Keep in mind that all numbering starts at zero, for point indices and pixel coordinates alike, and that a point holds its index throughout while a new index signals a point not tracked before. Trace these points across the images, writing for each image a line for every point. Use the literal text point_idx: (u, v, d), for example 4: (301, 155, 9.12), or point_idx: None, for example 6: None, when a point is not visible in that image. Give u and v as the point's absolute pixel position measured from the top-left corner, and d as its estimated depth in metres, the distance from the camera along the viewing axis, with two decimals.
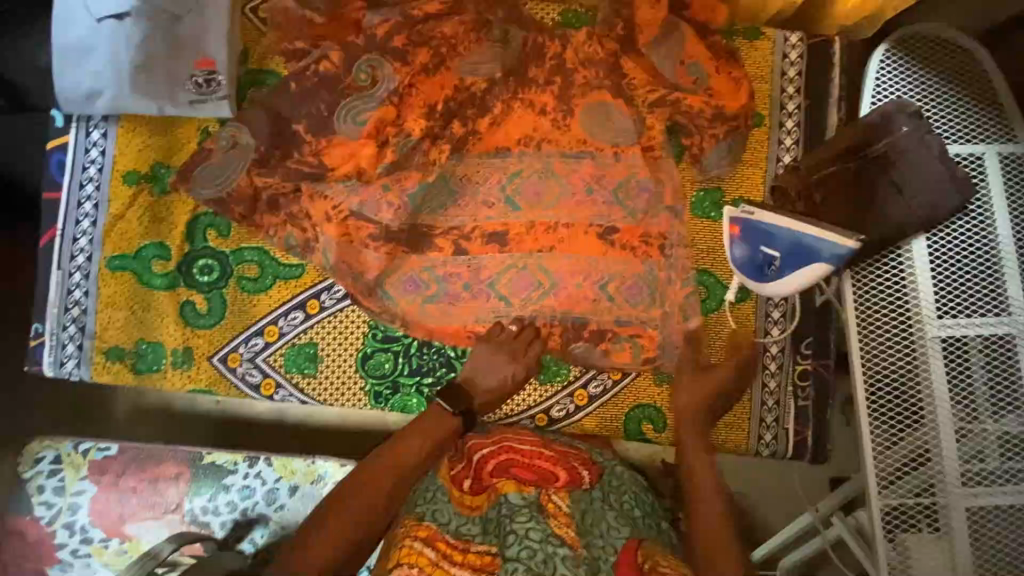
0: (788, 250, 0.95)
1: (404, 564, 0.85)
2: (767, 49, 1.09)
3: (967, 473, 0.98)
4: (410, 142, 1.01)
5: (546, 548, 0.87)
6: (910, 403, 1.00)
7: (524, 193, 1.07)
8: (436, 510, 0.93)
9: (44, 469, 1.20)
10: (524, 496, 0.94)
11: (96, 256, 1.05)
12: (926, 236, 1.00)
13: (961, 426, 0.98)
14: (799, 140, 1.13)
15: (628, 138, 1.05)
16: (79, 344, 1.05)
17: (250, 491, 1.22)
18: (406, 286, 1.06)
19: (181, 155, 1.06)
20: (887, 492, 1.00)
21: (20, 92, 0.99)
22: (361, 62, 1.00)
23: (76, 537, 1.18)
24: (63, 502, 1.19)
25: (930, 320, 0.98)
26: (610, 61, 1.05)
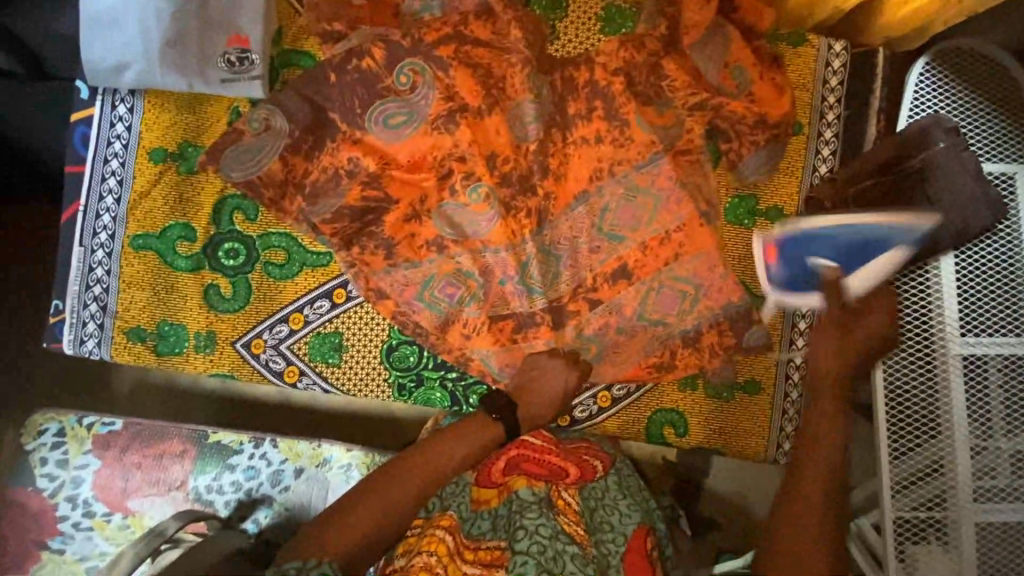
0: (849, 249, 0.91)
1: (426, 552, 0.88)
2: (810, 56, 1.07)
3: (980, 489, 0.99)
4: (481, 188, 1.02)
5: (555, 545, 0.89)
6: (927, 420, 1.02)
7: (626, 226, 1.06)
8: (458, 503, 0.97)
9: (47, 442, 1.19)
10: (535, 491, 0.95)
11: (119, 235, 1.03)
12: (955, 253, 1.00)
13: (976, 442, 0.99)
14: (837, 151, 1.10)
15: (665, 141, 1.04)
16: (101, 323, 1.03)
17: (256, 471, 1.22)
18: (442, 291, 1.04)
19: (210, 135, 1.03)
20: (898, 503, 1.03)
21: (37, 59, 0.97)
22: (403, 66, 0.99)
23: (78, 510, 1.18)
24: (67, 475, 1.19)
25: (953, 338, 0.99)
26: (650, 62, 1.03)
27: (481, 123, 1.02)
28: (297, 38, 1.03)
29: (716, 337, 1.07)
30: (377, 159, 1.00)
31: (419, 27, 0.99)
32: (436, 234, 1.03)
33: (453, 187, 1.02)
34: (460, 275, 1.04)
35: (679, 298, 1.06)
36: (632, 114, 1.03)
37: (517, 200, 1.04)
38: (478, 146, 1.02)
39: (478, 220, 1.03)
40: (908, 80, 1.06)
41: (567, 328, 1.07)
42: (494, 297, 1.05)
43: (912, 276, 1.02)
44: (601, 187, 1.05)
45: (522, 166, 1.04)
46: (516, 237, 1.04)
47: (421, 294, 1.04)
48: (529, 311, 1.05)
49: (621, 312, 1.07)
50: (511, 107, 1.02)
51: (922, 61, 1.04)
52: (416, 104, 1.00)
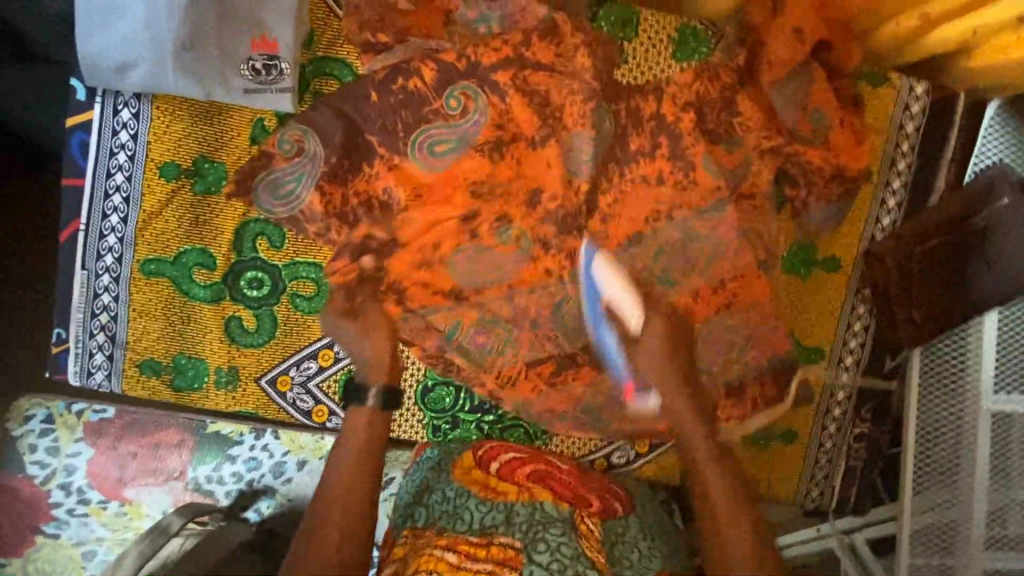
0: (600, 316, 0.95)
1: (422, 571, 0.79)
2: (889, 99, 1.00)
3: (991, 538, 1.00)
4: (511, 229, 0.95)
5: (575, 567, 0.82)
6: (949, 472, 1.01)
7: (679, 271, 0.98)
8: (443, 513, 0.89)
9: (35, 428, 1.13)
10: (560, 509, 0.89)
11: (127, 259, 0.92)
12: (998, 310, 0.98)
13: (993, 495, 1.00)
14: (902, 203, 1.04)
15: (732, 183, 0.96)
16: (109, 354, 0.94)
17: (258, 463, 1.17)
18: (483, 332, 0.98)
19: (230, 150, 0.92)
20: (914, 550, 1.02)
21: (23, 39, 0.85)
22: (454, 88, 0.90)
23: (73, 496, 1.12)
24: (58, 463, 1.13)
25: (986, 395, 0.98)
26: (723, 96, 0.94)
27: (532, 154, 0.93)
28: (332, 44, 0.92)
29: (760, 388, 1.05)
30: (408, 190, 0.92)
31: (476, 47, 0.90)
32: (452, 284, 0.96)
33: (500, 222, 0.95)
34: (486, 324, 0.98)
35: (727, 349, 1.02)
36: (699, 156, 0.94)
37: (563, 237, 0.96)
38: (536, 181, 0.94)
39: (506, 263, 0.96)
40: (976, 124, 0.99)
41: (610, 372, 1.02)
42: (536, 339, 0.99)
43: (954, 330, 1.00)
44: (657, 230, 0.97)
45: (571, 202, 0.95)
46: (548, 276, 0.97)
47: (450, 339, 0.98)
48: (573, 355, 1.01)
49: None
50: (569, 137, 0.93)
51: (993, 105, 0.98)
52: (465, 131, 0.91)
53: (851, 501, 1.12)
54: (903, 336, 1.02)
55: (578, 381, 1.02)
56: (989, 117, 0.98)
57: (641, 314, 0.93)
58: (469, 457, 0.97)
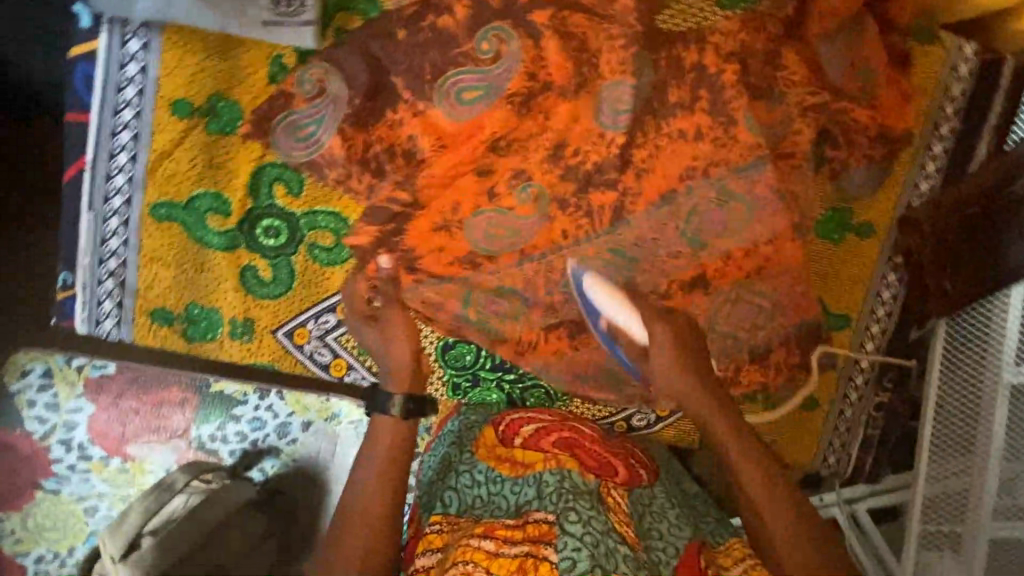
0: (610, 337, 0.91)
1: (460, 562, 0.76)
2: (937, 57, 0.96)
3: (1004, 513, 0.93)
4: (530, 187, 0.91)
5: (606, 541, 0.79)
6: (962, 441, 0.99)
7: (711, 233, 0.96)
8: (474, 498, 0.87)
9: (33, 384, 1.09)
10: (586, 480, 0.86)
11: (136, 201, 0.87)
12: None
13: (1012, 471, 0.92)
14: (942, 168, 1.01)
15: (772, 141, 0.92)
16: (118, 302, 0.90)
17: (262, 423, 1.14)
18: (507, 288, 0.96)
19: (245, 88, 0.86)
20: (924, 515, 1.02)
21: None
22: (486, 29, 0.85)
23: (73, 453, 1.11)
24: (58, 419, 1.10)
25: (1007, 365, 0.92)
26: (767, 48, 0.90)
27: (565, 106, 0.88)
28: None
29: (784, 353, 1.04)
30: (433, 139, 0.86)
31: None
32: (468, 249, 0.92)
33: (527, 174, 0.90)
34: (502, 293, 0.96)
35: (755, 314, 1.01)
36: (740, 111, 0.90)
37: (591, 190, 0.92)
38: (568, 135, 0.89)
39: (534, 222, 0.92)
40: None
41: None
42: (559, 298, 0.97)
43: (979, 302, 0.96)
44: (691, 188, 0.93)
45: (601, 158, 0.91)
46: (565, 238, 0.94)
47: (465, 312, 0.97)
48: None
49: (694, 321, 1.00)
50: (604, 88, 0.88)
51: None
52: (496, 77, 0.85)
53: (865, 468, 1.14)
54: (932, 306, 1.00)
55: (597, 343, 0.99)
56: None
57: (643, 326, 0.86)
58: (490, 434, 0.94)
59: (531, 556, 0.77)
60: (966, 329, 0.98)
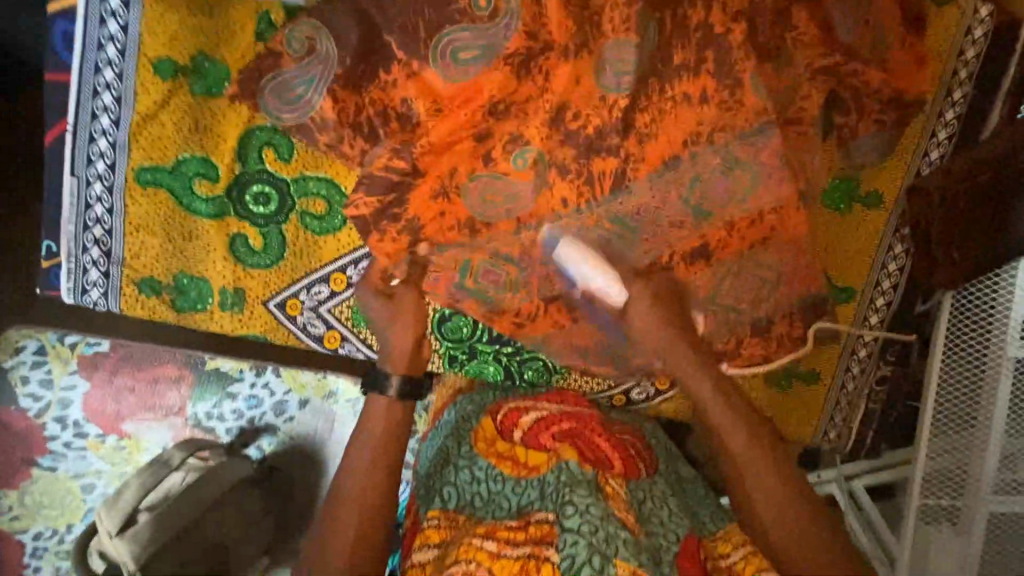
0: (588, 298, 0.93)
1: (462, 561, 0.76)
2: (952, 19, 0.94)
3: (1001, 481, 0.94)
4: (529, 153, 0.88)
5: (606, 526, 0.78)
6: (963, 414, 0.97)
7: (714, 202, 0.93)
8: (474, 496, 0.87)
9: (28, 360, 1.06)
10: (584, 469, 0.85)
11: (121, 166, 0.84)
12: None
13: (1010, 442, 0.93)
14: (954, 136, 0.98)
15: (780, 105, 0.89)
16: (105, 271, 0.88)
17: (259, 401, 1.13)
18: (504, 258, 0.93)
19: (232, 47, 0.83)
20: (924, 492, 1.00)
21: None
22: None
23: (68, 431, 1.09)
24: (53, 396, 1.08)
25: (1013, 339, 0.91)
26: (777, 7, 0.86)
27: (567, 69, 0.85)
28: None
29: (787, 327, 1.02)
30: (428, 103, 0.83)
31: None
32: (465, 216, 0.89)
33: (526, 138, 0.87)
34: (497, 263, 0.93)
35: (758, 286, 0.99)
36: (747, 73, 0.86)
37: (592, 156, 0.89)
38: (569, 98, 0.86)
39: (531, 190, 0.89)
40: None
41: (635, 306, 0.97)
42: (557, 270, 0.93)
43: (987, 277, 0.93)
44: (696, 155, 0.90)
45: (602, 122, 0.87)
46: (564, 207, 0.91)
47: (462, 281, 0.94)
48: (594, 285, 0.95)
49: (695, 294, 0.97)
50: (606, 48, 0.85)
51: None
52: (494, 36, 0.82)
53: (866, 443, 1.13)
54: (940, 277, 0.97)
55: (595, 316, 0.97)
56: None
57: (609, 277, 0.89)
58: (489, 426, 0.93)
59: (532, 557, 0.78)
60: (972, 306, 0.96)
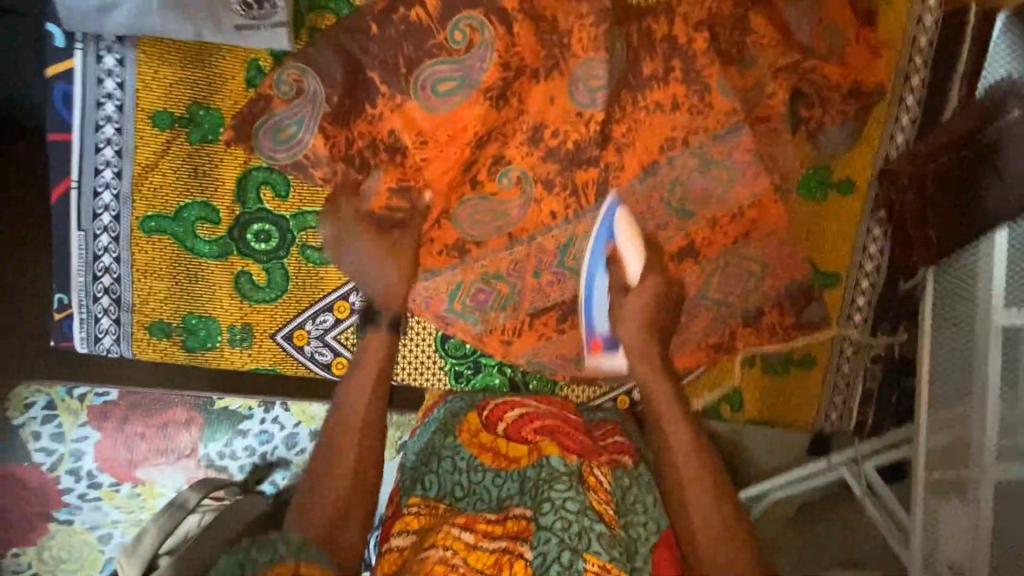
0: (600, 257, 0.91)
1: (437, 547, 0.75)
2: (901, 10, 1.01)
3: None
4: (513, 171, 0.93)
5: (581, 521, 0.76)
6: None
7: (695, 201, 0.97)
8: (455, 486, 0.87)
9: (38, 416, 1.09)
10: (566, 462, 0.84)
11: (125, 216, 0.88)
12: None
13: None
14: (917, 120, 1.03)
15: (746, 105, 0.95)
16: (116, 318, 0.91)
17: (269, 436, 1.14)
18: (500, 274, 0.97)
19: (225, 95, 0.87)
20: (931, 469, 1.00)
21: None
22: (458, 20, 0.85)
23: (83, 482, 1.11)
24: (65, 448, 1.10)
25: None
26: (735, 13, 0.91)
27: (543, 91, 0.90)
28: None
29: (777, 315, 1.06)
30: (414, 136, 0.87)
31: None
32: (456, 238, 0.94)
33: (512, 157, 0.92)
34: (490, 279, 0.97)
35: (746, 277, 1.03)
36: (713, 77, 0.92)
37: (575, 169, 0.94)
38: (547, 116, 0.91)
39: (520, 206, 0.94)
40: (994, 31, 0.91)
41: None
42: (553, 277, 0.98)
43: None
44: (673, 159, 0.95)
45: (580, 137, 0.92)
46: (553, 219, 0.95)
47: (451, 304, 0.98)
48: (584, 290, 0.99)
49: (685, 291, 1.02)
50: (577, 67, 0.90)
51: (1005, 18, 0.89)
52: (470, 67, 0.86)
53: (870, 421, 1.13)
54: (916, 256, 1.00)
55: None
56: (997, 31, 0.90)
57: (639, 267, 0.87)
58: (474, 419, 0.94)
59: (507, 551, 0.76)
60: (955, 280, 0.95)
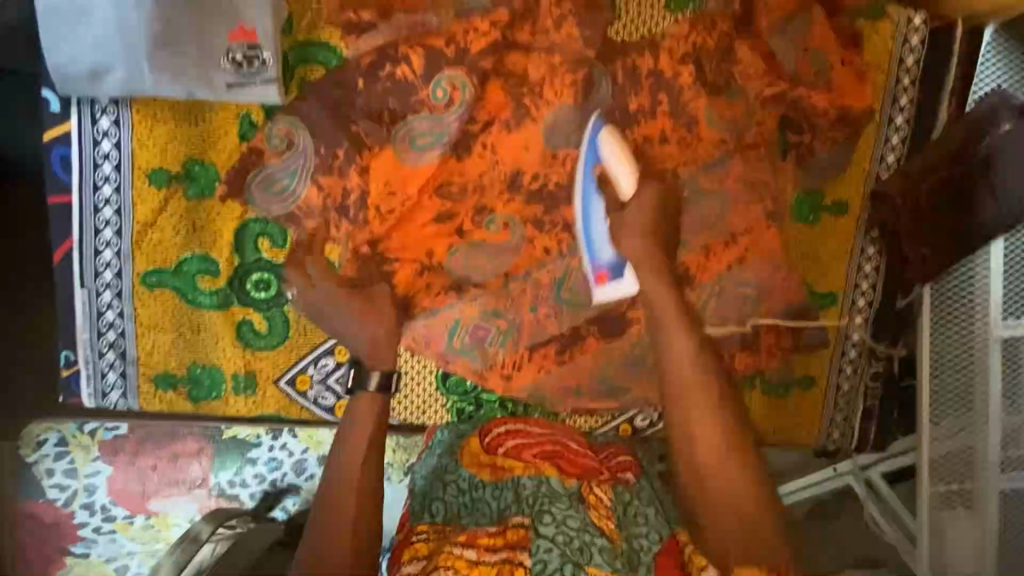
0: (593, 183, 0.89)
1: (441, 568, 0.77)
2: (888, 32, 0.98)
3: (1006, 458, 0.99)
4: (497, 218, 0.94)
5: (582, 536, 0.80)
6: (963, 399, 1.00)
7: (689, 230, 0.98)
8: (460, 505, 0.87)
9: (50, 453, 1.06)
10: (566, 484, 0.87)
11: (126, 272, 0.90)
12: (1005, 238, 0.95)
13: (1008, 419, 0.98)
14: (906, 138, 1.02)
15: (735, 135, 0.95)
16: (122, 372, 0.92)
17: (279, 463, 1.08)
18: (496, 312, 0.98)
19: (219, 150, 0.88)
20: (934, 480, 1.02)
21: None
22: (440, 78, 0.87)
23: (97, 516, 1.07)
24: (79, 483, 1.07)
25: (996, 322, 0.96)
26: (721, 45, 0.92)
27: (532, 134, 0.91)
28: (312, 29, 0.86)
29: (773, 337, 1.06)
30: (409, 184, 0.89)
31: (467, 30, 0.87)
32: (451, 280, 0.96)
33: (504, 197, 0.94)
34: (487, 317, 0.98)
35: (742, 302, 1.03)
36: (700, 110, 0.93)
37: (563, 206, 0.95)
38: (531, 157, 0.93)
39: (511, 247, 0.96)
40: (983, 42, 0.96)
41: (627, 336, 1.01)
42: (549, 311, 0.99)
43: (964, 264, 0.97)
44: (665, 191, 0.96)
45: (567, 176, 0.93)
46: (547, 255, 0.97)
47: (450, 342, 0.98)
48: (579, 322, 1.00)
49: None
50: (562, 109, 0.91)
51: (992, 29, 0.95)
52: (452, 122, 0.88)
53: (871, 438, 1.13)
54: (911, 275, 1.01)
55: (591, 353, 1.02)
56: (987, 41, 0.96)
57: (632, 178, 0.86)
58: (476, 444, 0.94)
59: (508, 561, 0.78)
60: (952, 296, 0.98)
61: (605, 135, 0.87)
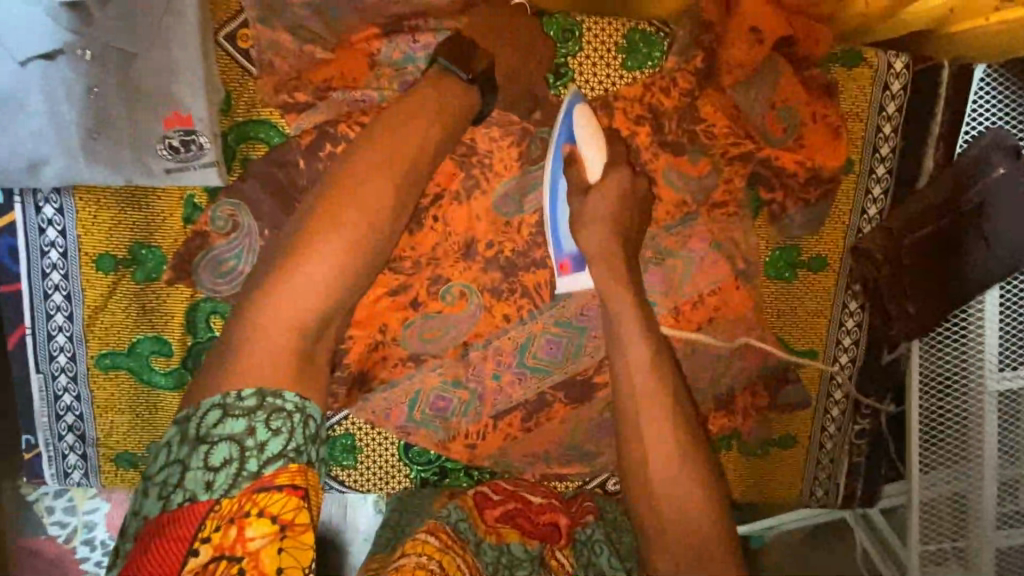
0: (560, 162, 0.81)
1: None
2: (867, 77, 0.91)
3: (1001, 515, 0.95)
4: (453, 288, 0.91)
5: None
6: (957, 454, 0.95)
7: (656, 292, 0.93)
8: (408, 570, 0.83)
9: (51, 489, 0.98)
10: (528, 548, 0.87)
11: (81, 356, 0.89)
12: (1000, 286, 0.91)
13: (1003, 474, 0.94)
14: (889, 189, 0.96)
15: (699, 195, 0.91)
16: (82, 453, 0.92)
17: None
18: (455, 383, 0.95)
19: (164, 233, 0.86)
20: (926, 538, 0.97)
21: None
22: None
23: (98, 551, 1.00)
24: (78, 520, 0.99)
25: (991, 374, 0.92)
26: (680, 104, 0.89)
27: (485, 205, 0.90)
28: (252, 106, 0.84)
29: (749, 398, 1.01)
30: None
31: None
32: (407, 353, 0.93)
33: (459, 267, 0.91)
34: (448, 387, 0.95)
35: (715, 363, 0.98)
36: (661, 172, 0.90)
37: (519, 274, 0.92)
38: (486, 226, 0.90)
39: (469, 315, 0.93)
40: (973, 83, 0.90)
41: (593, 402, 0.97)
42: (511, 379, 0.96)
43: (958, 313, 0.93)
44: None
45: (523, 243, 0.91)
46: (507, 322, 0.93)
47: (411, 414, 0.96)
48: (540, 390, 0.97)
49: None
50: (511, 179, 0.89)
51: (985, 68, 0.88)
52: None
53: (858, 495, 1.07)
54: (898, 333, 0.95)
55: (557, 420, 0.98)
56: (978, 80, 0.89)
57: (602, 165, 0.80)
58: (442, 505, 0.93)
59: None
60: (946, 346, 0.94)
61: (582, 112, 0.80)
